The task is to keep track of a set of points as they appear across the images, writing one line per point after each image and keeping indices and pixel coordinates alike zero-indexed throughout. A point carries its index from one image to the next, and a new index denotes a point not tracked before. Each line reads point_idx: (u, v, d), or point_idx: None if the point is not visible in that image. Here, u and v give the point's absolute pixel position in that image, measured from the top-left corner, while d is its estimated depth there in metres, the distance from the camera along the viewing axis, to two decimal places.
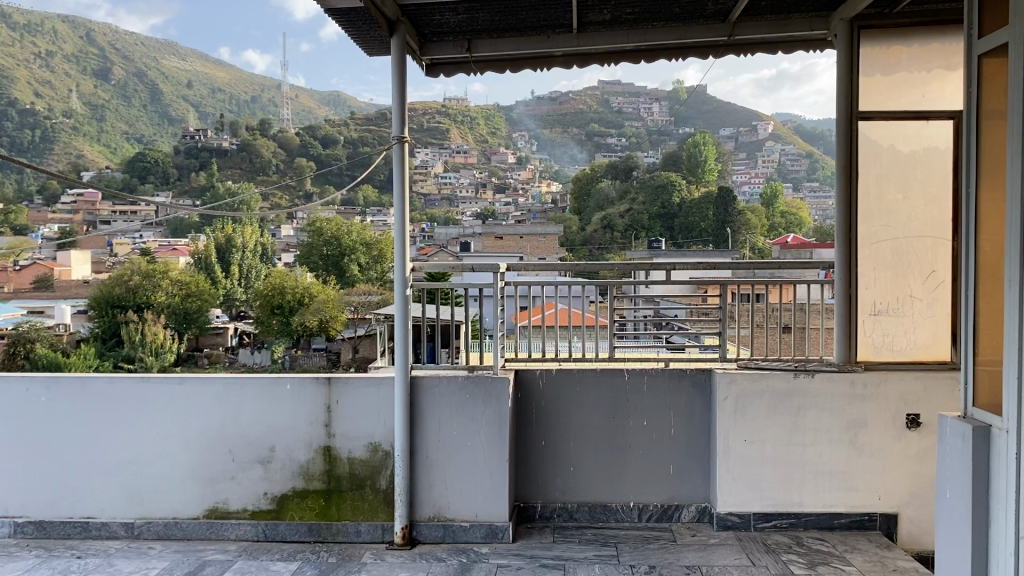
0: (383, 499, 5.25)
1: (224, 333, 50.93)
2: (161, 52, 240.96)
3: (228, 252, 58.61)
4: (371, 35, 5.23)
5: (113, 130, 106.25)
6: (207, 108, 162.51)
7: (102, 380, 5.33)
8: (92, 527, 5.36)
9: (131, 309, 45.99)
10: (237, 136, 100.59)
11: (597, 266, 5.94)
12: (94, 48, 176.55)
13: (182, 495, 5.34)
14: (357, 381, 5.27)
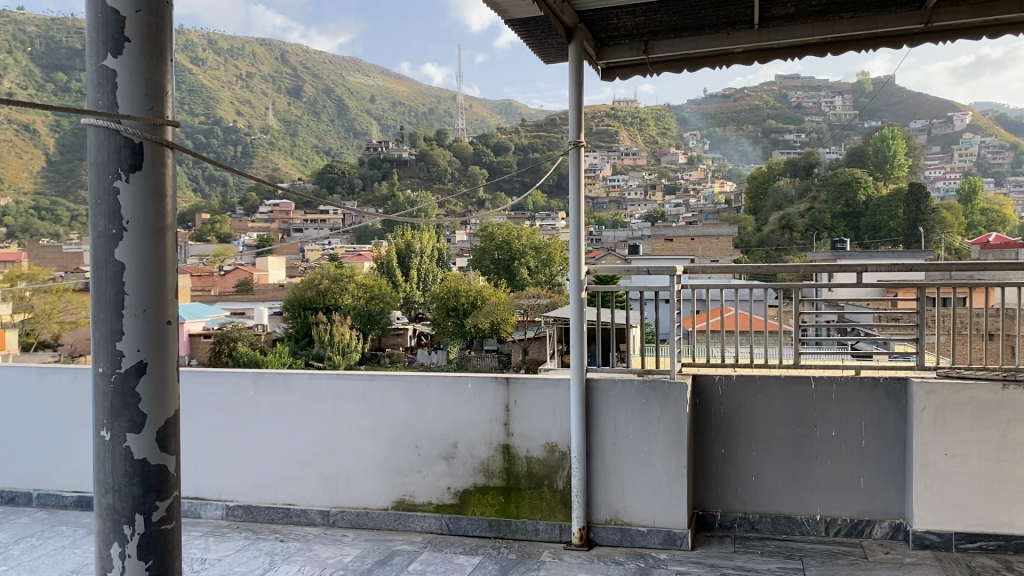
0: (561, 499, 5.31)
1: (404, 333, 53.11)
2: (345, 70, 256.67)
3: (407, 257, 61.36)
4: (549, 42, 5.32)
5: (305, 145, 113.77)
6: (387, 121, 171.23)
7: (301, 376, 5.74)
8: (293, 513, 5.77)
9: (321, 310, 48.84)
10: (415, 147, 105.46)
11: (777, 269, 5.72)
12: (288, 69, 190.44)
13: (373, 488, 5.65)
14: (533, 381, 5.37)
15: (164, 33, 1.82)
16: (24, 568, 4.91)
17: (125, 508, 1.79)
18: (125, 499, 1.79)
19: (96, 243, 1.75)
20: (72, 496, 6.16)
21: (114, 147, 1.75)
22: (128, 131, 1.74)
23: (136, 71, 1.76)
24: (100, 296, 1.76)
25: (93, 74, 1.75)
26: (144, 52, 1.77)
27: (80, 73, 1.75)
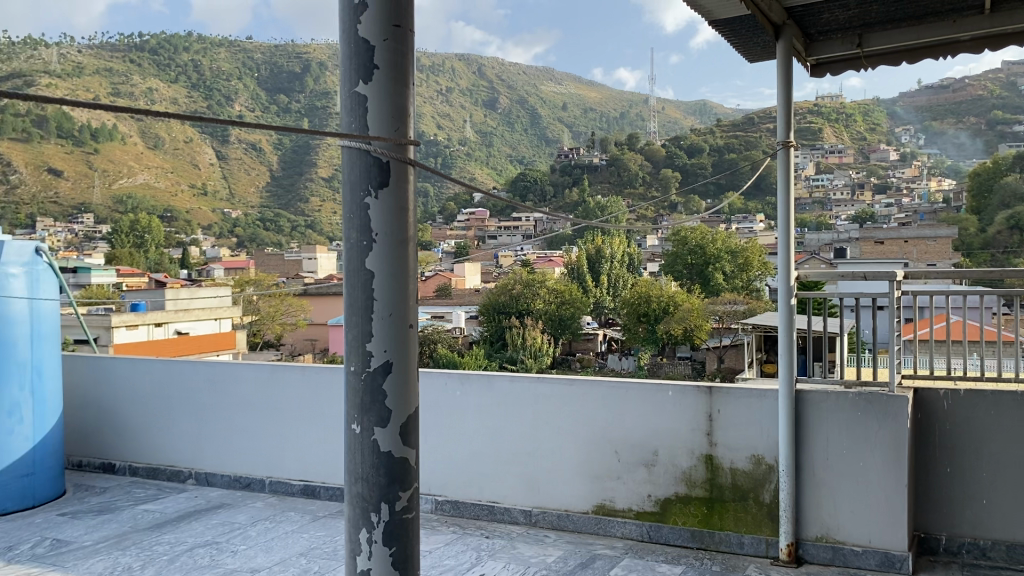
0: (768, 513, 5.12)
1: (595, 338, 52.95)
2: (539, 80, 263.25)
3: (597, 262, 61.64)
4: (755, 41, 5.18)
5: (500, 153, 117.30)
6: (579, 128, 173.67)
7: (504, 379, 5.93)
8: (498, 511, 5.96)
9: (514, 315, 50.03)
10: (607, 152, 106.10)
11: (1009, 275, 5.23)
12: (485, 82, 197.52)
13: (573, 491, 5.72)
14: (739, 390, 5.22)
15: (410, 56, 1.95)
16: (262, 548, 5.39)
17: (371, 498, 1.94)
18: (372, 490, 1.94)
19: (348, 256, 1.93)
20: (299, 485, 6.70)
21: (366, 167, 1.91)
22: (377, 150, 1.88)
23: (384, 95, 1.91)
24: (352, 301, 1.92)
25: (348, 103, 1.92)
26: (390, 78, 1.91)
27: (336, 101, 1.93)
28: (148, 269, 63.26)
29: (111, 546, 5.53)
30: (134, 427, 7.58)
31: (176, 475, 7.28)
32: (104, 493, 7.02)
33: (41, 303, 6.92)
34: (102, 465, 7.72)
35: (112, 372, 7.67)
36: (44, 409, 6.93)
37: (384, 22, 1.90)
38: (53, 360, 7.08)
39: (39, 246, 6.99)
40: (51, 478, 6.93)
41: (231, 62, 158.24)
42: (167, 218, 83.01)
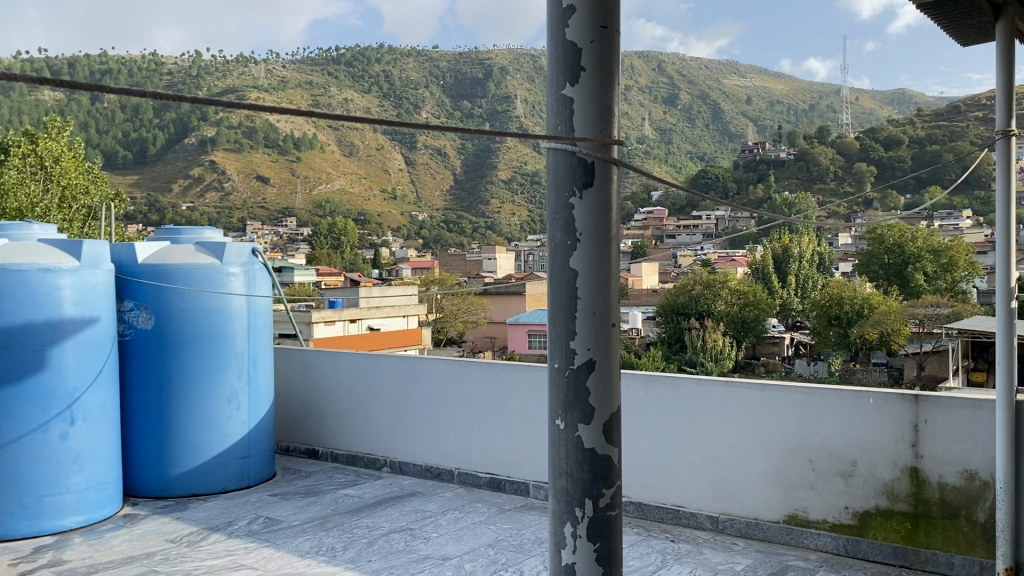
0: (982, 535, 4.73)
1: (780, 342, 50.97)
2: (721, 75, 257.35)
3: (784, 262, 59.14)
4: (969, 23, 4.78)
5: (680, 151, 115.46)
6: (765, 122, 167.93)
7: (690, 381, 5.82)
8: (683, 516, 5.87)
9: (694, 316, 48.96)
10: (795, 146, 101.89)
11: None
12: (664, 78, 195.08)
13: (764, 497, 5.53)
14: (949, 400, 4.82)
15: (615, 58, 1.98)
16: (453, 536, 5.60)
17: (574, 494, 1.97)
18: (576, 486, 1.98)
19: (551, 254, 1.99)
20: (486, 477, 6.91)
21: (571, 168, 1.95)
22: (584, 150, 1.91)
23: (590, 99, 1.94)
24: (557, 301, 1.95)
25: (558, 104, 1.96)
26: (597, 79, 1.95)
27: (543, 101, 1.99)
28: (344, 269, 67.50)
29: (316, 527, 5.95)
30: (333, 415, 8.10)
31: (372, 463, 7.72)
32: (308, 477, 7.57)
33: (256, 299, 7.55)
34: (307, 450, 8.31)
35: (315, 364, 8.23)
36: (256, 399, 7.51)
37: (593, 23, 1.92)
38: (266, 352, 7.69)
39: (253, 246, 7.57)
40: (263, 461, 7.57)
41: (418, 71, 165.77)
42: (360, 221, 88.22)
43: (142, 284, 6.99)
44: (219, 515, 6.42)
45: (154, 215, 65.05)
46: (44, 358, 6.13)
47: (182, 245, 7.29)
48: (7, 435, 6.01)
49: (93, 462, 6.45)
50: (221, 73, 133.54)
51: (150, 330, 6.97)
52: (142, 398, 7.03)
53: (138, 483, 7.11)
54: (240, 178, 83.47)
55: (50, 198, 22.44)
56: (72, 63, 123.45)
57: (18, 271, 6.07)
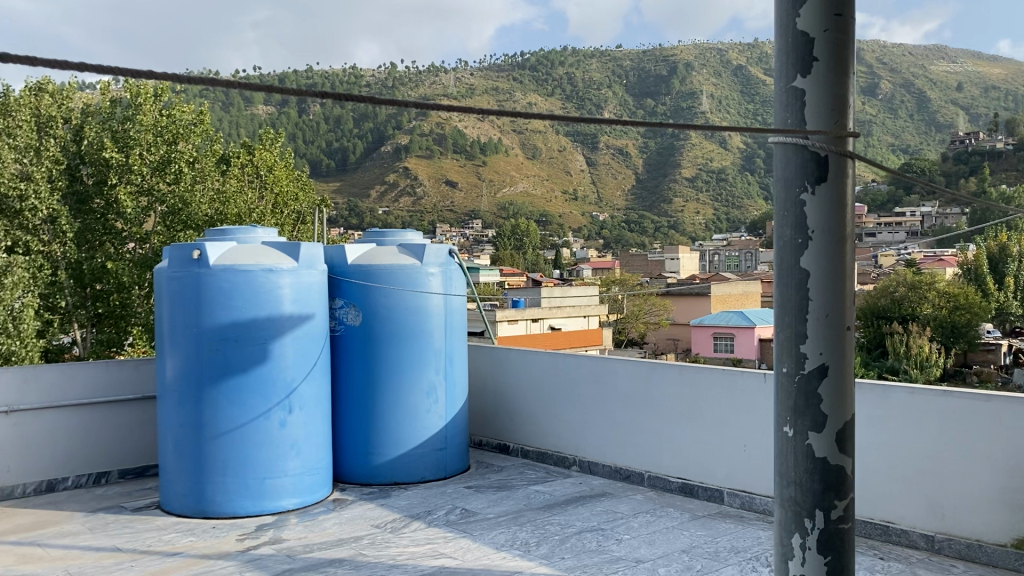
0: None
1: (996, 350, 46.58)
2: (928, 61, 239.86)
3: (1002, 262, 54.01)
4: None
5: (880, 143, 108.33)
6: (979, 109, 154.63)
7: (902, 390, 5.47)
8: (893, 532, 5.51)
9: (896, 320, 45.70)
10: (1015, 135, 93.11)
11: None
12: (864, 67, 184.23)
13: (988, 518, 5.07)
14: None
15: (848, 45, 2.09)
16: (646, 539, 5.57)
17: (806, 504, 2.10)
18: (808, 494, 2.09)
19: (786, 252, 2.13)
20: (677, 482, 6.78)
21: (802, 160, 2.09)
22: (816, 143, 2.06)
23: (825, 88, 2.09)
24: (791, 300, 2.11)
25: (788, 95, 2.13)
26: (831, 69, 2.09)
27: (776, 93, 2.14)
28: (528, 269, 68.70)
29: (510, 521, 6.08)
30: (524, 413, 8.27)
31: (562, 461, 7.81)
32: (500, 472, 7.79)
33: (454, 298, 7.85)
34: (498, 445, 8.56)
35: (506, 362, 8.45)
36: (453, 393, 7.80)
37: (828, 10, 2.06)
38: (464, 348, 7.99)
39: (451, 247, 7.88)
40: (459, 454, 7.84)
41: (602, 72, 165.96)
42: (543, 222, 89.67)
43: (350, 283, 7.48)
44: (419, 503, 6.71)
45: (353, 220, 69.46)
46: (266, 351, 6.67)
47: (387, 247, 7.72)
48: (233, 420, 6.58)
49: (309, 448, 6.94)
50: (413, 83, 140.09)
51: (359, 326, 7.44)
52: (352, 391, 7.50)
53: (348, 470, 7.56)
54: (431, 184, 87.39)
55: (265, 204, 24.35)
56: (283, 80, 134.06)
57: (244, 270, 6.64)
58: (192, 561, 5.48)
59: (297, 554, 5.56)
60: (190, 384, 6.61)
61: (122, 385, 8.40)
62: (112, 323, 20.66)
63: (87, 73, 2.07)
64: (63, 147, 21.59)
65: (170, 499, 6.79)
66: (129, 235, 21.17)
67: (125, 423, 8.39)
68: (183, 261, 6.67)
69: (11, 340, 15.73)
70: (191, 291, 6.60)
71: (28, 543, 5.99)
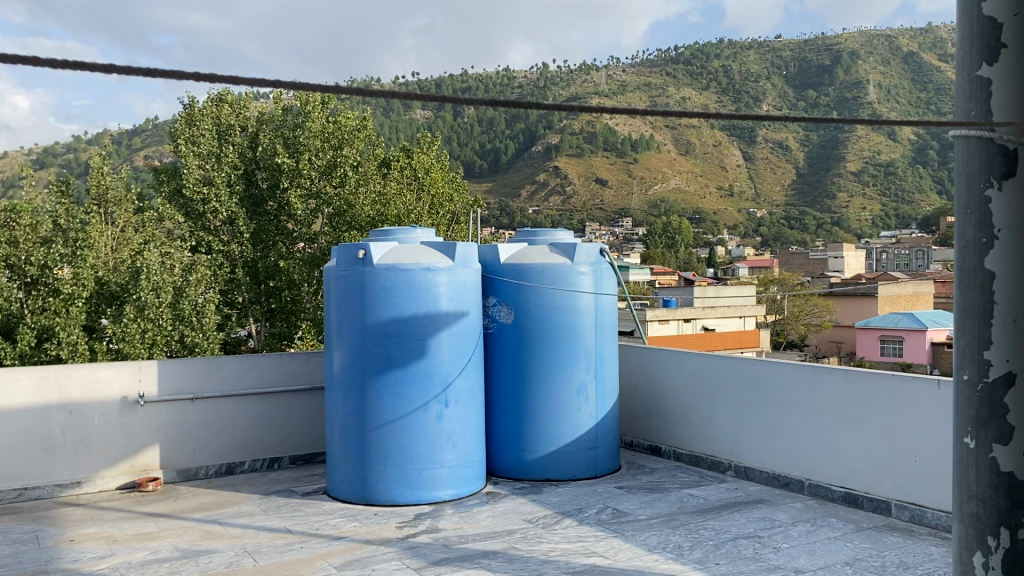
0: None
1: None
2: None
3: None
4: None
5: None
6: None
7: None
8: None
9: None
10: None
11: None
12: None
13: None
14: None
15: None
16: (805, 549, 5.36)
17: (992, 515, 2.11)
18: (993, 507, 2.11)
19: (967, 252, 2.15)
20: (840, 491, 6.49)
21: (987, 157, 2.13)
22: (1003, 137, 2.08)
23: (1011, 77, 2.11)
24: (971, 302, 2.15)
25: (969, 88, 2.16)
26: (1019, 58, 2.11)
27: (958, 86, 2.19)
28: (679, 267, 67.39)
29: (662, 523, 6.01)
30: (676, 415, 8.16)
31: (717, 465, 7.64)
32: (652, 473, 7.72)
33: (605, 297, 7.84)
34: (649, 447, 8.48)
35: (658, 362, 8.35)
36: (604, 392, 7.79)
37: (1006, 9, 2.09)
38: (615, 346, 7.96)
39: (602, 246, 7.86)
40: (610, 453, 7.83)
41: (759, 63, 160.18)
42: (697, 220, 87.82)
43: (504, 282, 7.64)
44: (570, 501, 6.76)
45: (505, 220, 70.90)
46: (424, 347, 6.91)
47: (538, 246, 7.82)
48: (394, 412, 6.86)
49: (464, 441, 7.13)
50: (565, 83, 140.76)
51: (511, 324, 7.59)
52: (505, 389, 7.66)
53: (501, 464, 7.72)
54: (581, 182, 87.48)
55: (422, 205, 25.04)
56: (439, 84, 138.10)
57: (404, 270, 6.90)
58: (358, 545, 5.78)
59: (452, 544, 5.73)
60: (355, 376, 6.94)
61: (295, 376, 8.94)
62: (284, 318, 21.62)
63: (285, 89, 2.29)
64: (240, 153, 23.30)
65: (336, 485, 7.16)
66: (299, 235, 22.48)
67: (297, 413, 8.92)
68: (349, 260, 7.04)
69: (195, 333, 16.68)
70: (357, 289, 6.93)
71: (210, 521, 6.49)
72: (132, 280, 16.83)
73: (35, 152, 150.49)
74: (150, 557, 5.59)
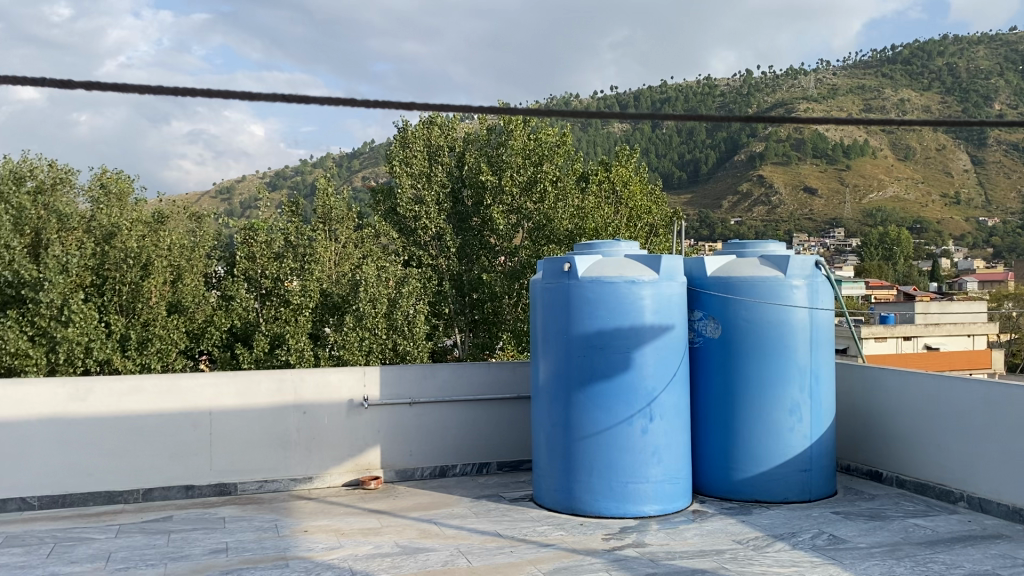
0: None
1: None
2: None
3: None
4: None
5: None
6: None
7: None
8: None
9: None
10: None
11: None
12: None
13: None
14: None
15: None
16: None
17: None
18: None
19: None
20: None
21: None
22: None
23: None
24: None
25: None
26: None
27: None
28: (898, 281, 62.69)
29: (885, 554, 5.65)
30: (898, 439, 7.64)
31: (946, 494, 7.09)
32: (873, 500, 7.27)
33: (820, 313, 7.49)
34: (869, 472, 8.01)
35: (881, 382, 7.88)
36: (820, 412, 7.43)
37: None
38: (831, 365, 7.59)
39: (817, 259, 7.52)
40: (825, 478, 7.45)
41: (991, 57, 146.65)
42: (917, 229, 81.58)
43: (711, 295, 7.53)
44: (783, 525, 6.49)
45: (706, 232, 69.65)
46: (629, 360, 6.93)
47: (747, 259, 7.61)
48: (599, 424, 6.92)
49: (670, 457, 7.06)
50: (771, 89, 135.89)
51: (718, 339, 7.45)
52: (712, 405, 7.51)
53: (708, 483, 7.59)
54: (788, 191, 83.87)
55: (621, 218, 24.98)
56: (638, 97, 137.87)
57: (609, 282, 6.95)
58: (564, 553, 5.87)
59: (659, 559, 5.69)
60: (560, 388, 7.09)
61: (501, 385, 9.22)
62: (486, 328, 22.25)
63: (495, 112, 4.09)
64: (448, 173, 24.54)
65: (543, 494, 7.32)
66: (501, 249, 23.04)
67: (503, 421, 9.21)
68: (555, 273, 7.20)
69: (406, 341, 17.58)
70: (562, 301, 7.09)
71: (427, 521, 6.84)
72: (352, 292, 18.10)
73: (270, 175, 165.68)
74: (375, 551, 5.99)
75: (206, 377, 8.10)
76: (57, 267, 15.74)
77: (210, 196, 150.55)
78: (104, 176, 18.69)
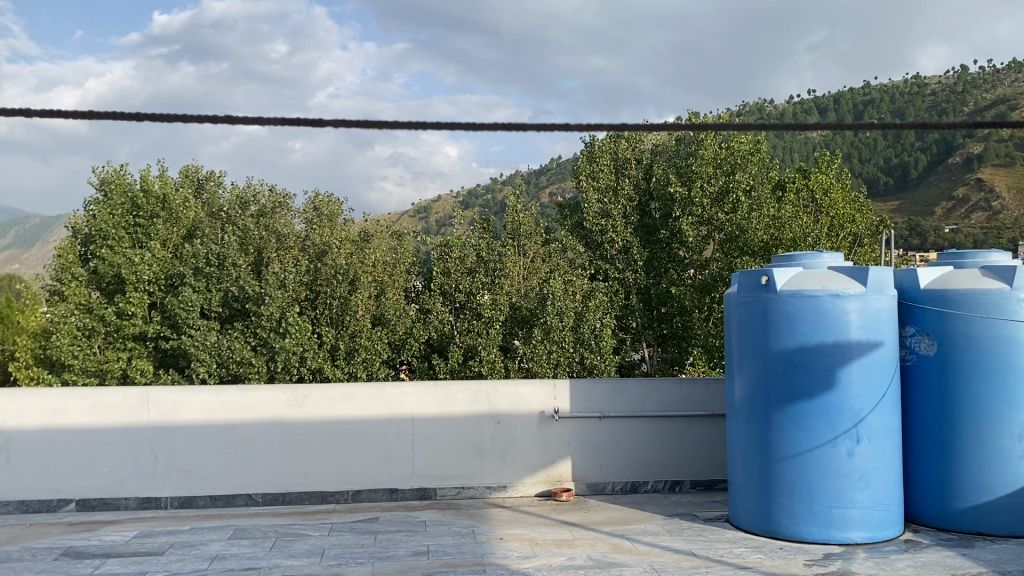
0: None
1: None
2: None
3: None
4: None
5: None
6: None
7: None
8: None
9: None
10: None
11: None
12: None
13: None
14: None
15: None
16: None
17: None
18: None
19: None
20: None
21: None
22: None
23: None
24: None
25: None
26: None
27: None
28: None
29: None
30: None
31: None
32: None
33: None
34: None
35: None
36: None
37: None
38: None
39: None
40: None
41: None
42: None
43: (924, 310, 7.05)
44: (1011, 561, 5.92)
45: (916, 241, 64.46)
46: (833, 378, 6.60)
47: (966, 270, 7.04)
48: (800, 444, 6.63)
49: (878, 481, 6.64)
50: (992, 85, 124.03)
51: (934, 357, 6.95)
52: (926, 427, 7.00)
53: (923, 510, 7.07)
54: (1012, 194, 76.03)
55: (821, 227, 23.72)
56: (839, 100, 130.30)
57: (811, 295, 6.66)
58: None
59: None
60: (758, 406, 6.89)
61: (694, 401, 9.04)
62: (675, 343, 21.91)
63: (681, 126, 4.08)
64: (636, 185, 24.42)
65: (739, 514, 7.12)
66: (690, 261, 22.57)
67: (696, 439, 9.02)
68: (752, 286, 7.01)
69: (593, 355, 17.64)
70: (760, 316, 6.88)
71: (619, 535, 6.82)
72: (540, 305, 18.27)
73: (464, 193, 171.42)
74: (568, 563, 6.05)
75: (408, 386, 8.54)
76: (275, 282, 17.11)
77: (408, 215, 157.93)
78: (317, 199, 20.18)
